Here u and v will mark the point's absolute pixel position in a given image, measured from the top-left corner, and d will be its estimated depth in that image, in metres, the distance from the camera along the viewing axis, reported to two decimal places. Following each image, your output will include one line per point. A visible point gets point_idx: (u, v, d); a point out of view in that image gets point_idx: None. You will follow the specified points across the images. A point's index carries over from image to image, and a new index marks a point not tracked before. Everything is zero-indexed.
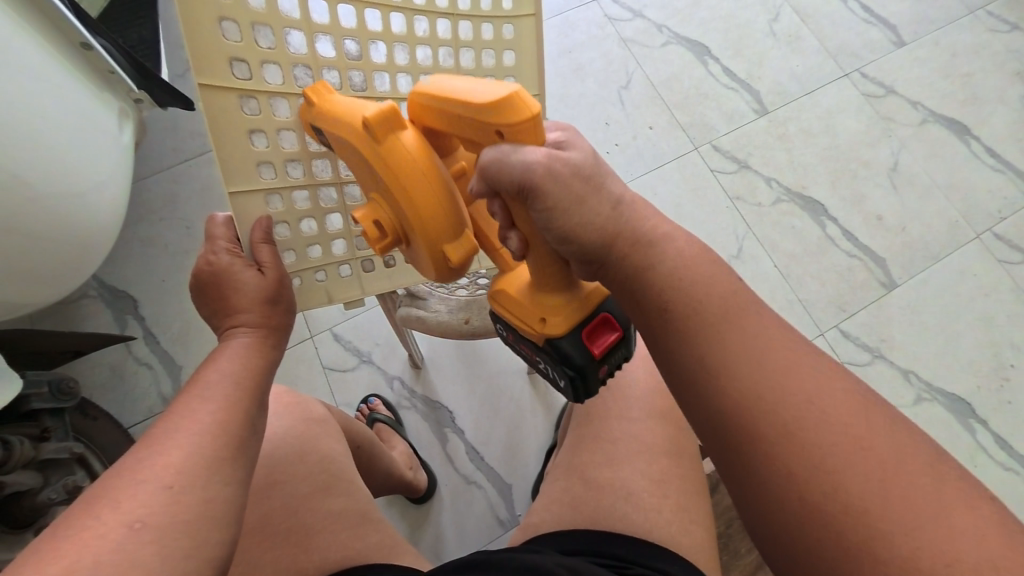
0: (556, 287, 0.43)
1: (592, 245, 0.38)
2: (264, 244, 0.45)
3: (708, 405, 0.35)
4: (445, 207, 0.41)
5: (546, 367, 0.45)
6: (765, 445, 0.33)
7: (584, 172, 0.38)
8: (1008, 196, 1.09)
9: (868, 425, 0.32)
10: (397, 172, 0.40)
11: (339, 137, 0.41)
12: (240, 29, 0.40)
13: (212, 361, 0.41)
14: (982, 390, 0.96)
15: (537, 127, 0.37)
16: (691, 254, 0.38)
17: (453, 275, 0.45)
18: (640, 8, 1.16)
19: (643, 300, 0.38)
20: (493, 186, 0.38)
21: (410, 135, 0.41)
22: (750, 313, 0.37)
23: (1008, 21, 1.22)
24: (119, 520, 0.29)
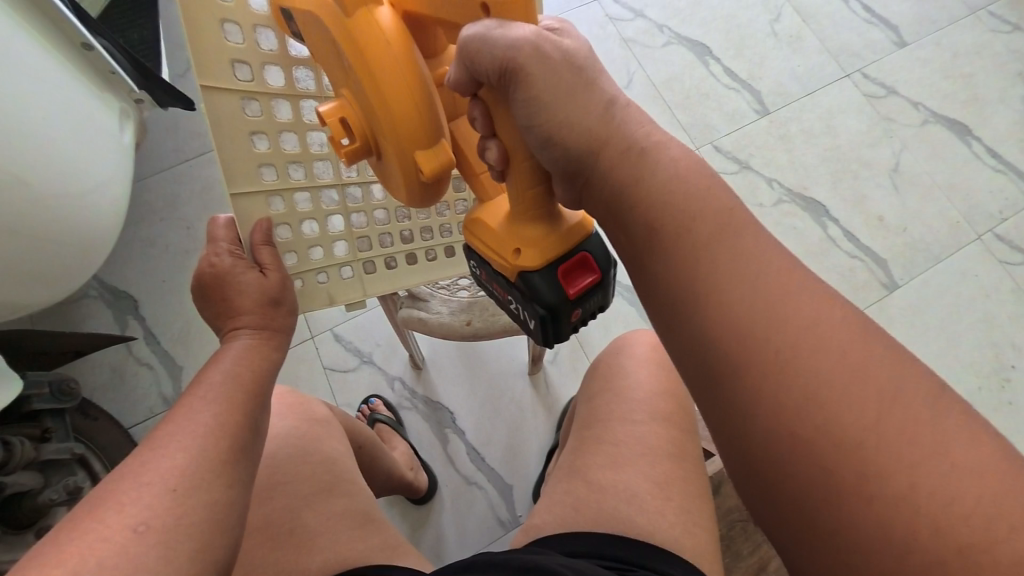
0: (536, 216, 0.44)
1: (575, 149, 0.39)
2: (265, 245, 0.45)
3: (697, 335, 0.34)
4: (418, 102, 0.40)
5: (516, 307, 0.45)
6: (756, 375, 0.32)
7: (574, 65, 0.38)
8: (1009, 196, 1.09)
9: (866, 351, 0.31)
10: (367, 51, 0.38)
11: (310, 15, 0.38)
12: (242, 32, 0.41)
13: (215, 362, 0.41)
14: (983, 391, 0.96)
15: (525, 7, 0.37)
16: (683, 175, 0.37)
17: (428, 190, 0.44)
18: (641, 8, 1.16)
19: (629, 221, 0.38)
20: (475, 74, 0.38)
21: (387, 14, 0.39)
22: (745, 238, 0.35)
23: (1008, 21, 1.22)
24: (124, 523, 0.29)
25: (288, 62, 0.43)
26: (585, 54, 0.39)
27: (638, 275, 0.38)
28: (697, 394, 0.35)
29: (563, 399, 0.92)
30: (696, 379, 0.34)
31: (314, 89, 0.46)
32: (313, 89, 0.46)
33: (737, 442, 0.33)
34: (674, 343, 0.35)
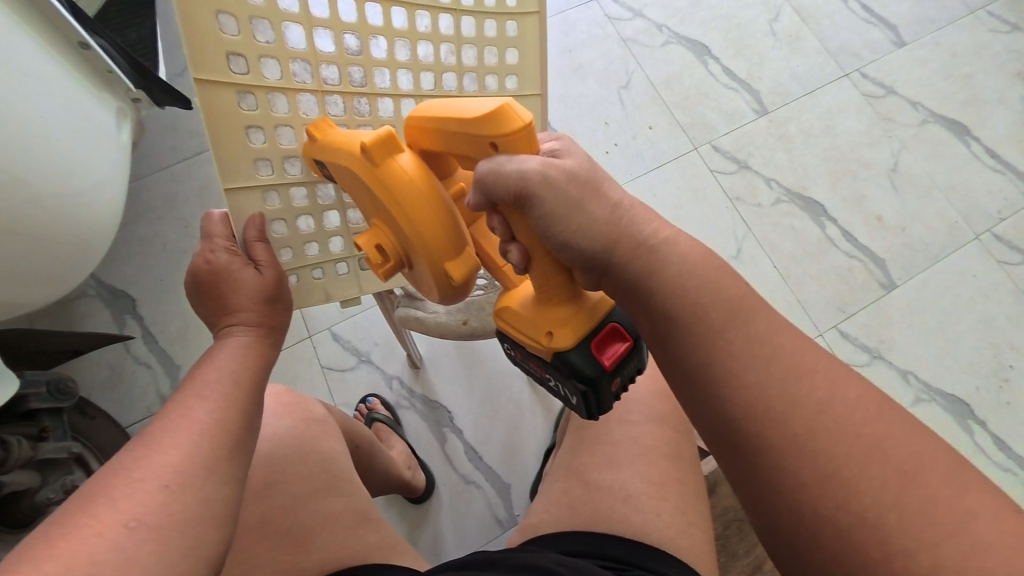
0: (561, 294, 0.41)
1: (593, 249, 0.38)
2: (260, 242, 0.45)
3: (722, 415, 0.35)
4: (445, 228, 0.42)
5: (557, 385, 0.42)
6: (779, 455, 0.33)
7: (580, 177, 0.38)
8: (1007, 196, 1.09)
9: (881, 433, 0.33)
10: (397, 194, 0.41)
11: (341, 165, 0.42)
12: (238, 23, 0.40)
13: (210, 359, 0.41)
14: (981, 391, 0.96)
15: (530, 136, 0.37)
16: (694, 263, 0.38)
17: (461, 293, 0.45)
18: (640, 8, 1.15)
19: (653, 309, 0.38)
20: (490, 198, 0.38)
21: (407, 159, 0.42)
22: (761, 319, 0.37)
23: (1008, 21, 1.22)
24: (116, 519, 0.29)
25: (285, 55, 0.42)
26: (590, 166, 0.39)
27: (664, 359, 0.39)
28: (726, 469, 0.37)
29: (562, 399, 0.92)
30: (722, 455, 0.36)
31: (312, 84, 0.44)
32: (311, 83, 0.44)
33: (770, 519, 0.34)
34: (699, 419, 0.37)
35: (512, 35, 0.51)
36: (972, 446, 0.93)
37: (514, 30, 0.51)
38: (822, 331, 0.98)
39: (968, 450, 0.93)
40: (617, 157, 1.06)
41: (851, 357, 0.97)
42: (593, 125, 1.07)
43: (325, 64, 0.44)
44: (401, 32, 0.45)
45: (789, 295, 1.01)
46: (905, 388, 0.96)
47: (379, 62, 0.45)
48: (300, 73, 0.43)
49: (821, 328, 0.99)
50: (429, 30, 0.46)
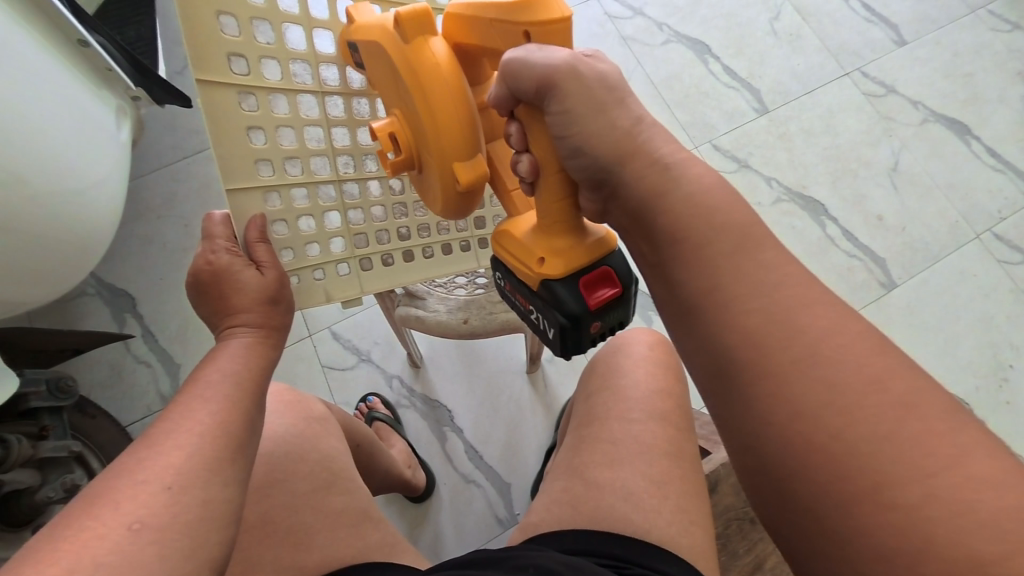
0: (562, 228, 0.44)
1: (604, 155, 0.40)
2: (261, 242, 0.45)
3: (715, 340, 0.36)
4: (461, 121, 0.42)
5: (538, 317, 0.44)
6: (775, 378, 0.33)
7: (607, 84, 0.40)
8: (1008, 196, 1.09)
9: (883, 364, 0.32)
10: (421, 76, 0.41)
11: (371, 44, 0.41)
12: (239, 25, 0.40)
13: (213, 360, 0.41)
14: (982, 390, 0.96)
15: (563, 32, 0.40)
16: (707, 189, 0.39)
17: (465, 200, 0.45)
18: (640, 6, 1.15)
19: (654, 230, 0.39)
20: (515, 92, 0.40)
21: (440, 43, 0.41)
22: (766, 251, 0.37)
23: (1008, 20, 1.22)
24: (119, 521, 0.29)
25: (286, 56, 0.43)
26: (616, 76, 0.41)
27: (659, 283, 0.40)
28: (715, 396, 0.36)
29: (562, 398, 0.92)
30: (712, 382, 0.36)
31: (313, 85, 0.45)
32: (312, 84, 0.45)
33: (753, 447, 0.34)
34: (692, 347, 0.37)
35: None
36: None
37: None
38: None
39: None
40: None
41: None
42: None
43: (325, 64, 0.46)
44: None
45: None
46: None
47: None
48: (300, 73, 0.44)
49: None
50: None
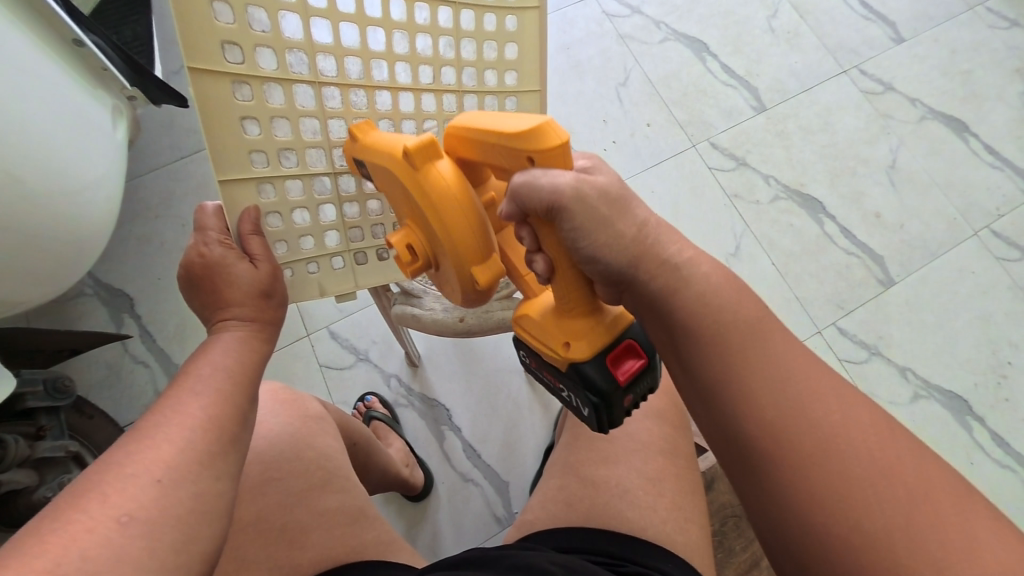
0: (583, 310, 0.42)
1: (618, 264, 0.38)
2: (254, 235, 0.45)
3: (733, 430, 0.36)
4: (474, 233, 0.41)
5: (569, 394, 0.44)
6: (791, 467, 0.33)
7: (612, 195, 0.38)
8: (1006, 193, 1.09)
9: (894, 453, 0.33)
10: (432, 198, 0.40)
11: (381, 168, 0.42)
12: (233, 12, 0.39)
13: (204, 354, 0.41)
14: (979, 387, 0.96)
15: (566, 154, 0.38)
16: (716, 286, 0.38)
17: (482, 297, 0.45)
18: (638, 4, 1.15)
19: (670, 321, 0.39)
20: (525, 209, 0.38)
21: (446, 164, 0.41)
22: (778, 340, 0.37)
23: (1007, 17, 1.22)
24: (107, 514, 0.29)
25: (282, 45, 0.41)
26: (619, 185, 0.39)
27: (678, 370, 0.40)
28: (735, 477, 0.37)
29: None
30: (733, 467, 0.36)
31: (309, 75, 0.43)
32: (308, 74, 0.43)
33: (775, 530, 0.34)
34: (711, 432, 0.37)
35: (511, 30, 0.50)
36: (969, 443, 0.93)
37: (514, 25, 0.50)
38: (819, 328, 0.98)
39: (965, 447, 0.92)
40: (614, 155, 1.06)
41: (849, 354, 0.97)
42: (590, 122, 1.07)
43: (323, 55, 0.43)
44: (400, 23, 0.45)
45: (788, 292, 1.00)
46: (903, 386, 0.96)
47: (376, 54, 0.45)
48: (296, 64, 0.43)
49: (819, 325, 0.99)
50: (428, 23, 0.46)
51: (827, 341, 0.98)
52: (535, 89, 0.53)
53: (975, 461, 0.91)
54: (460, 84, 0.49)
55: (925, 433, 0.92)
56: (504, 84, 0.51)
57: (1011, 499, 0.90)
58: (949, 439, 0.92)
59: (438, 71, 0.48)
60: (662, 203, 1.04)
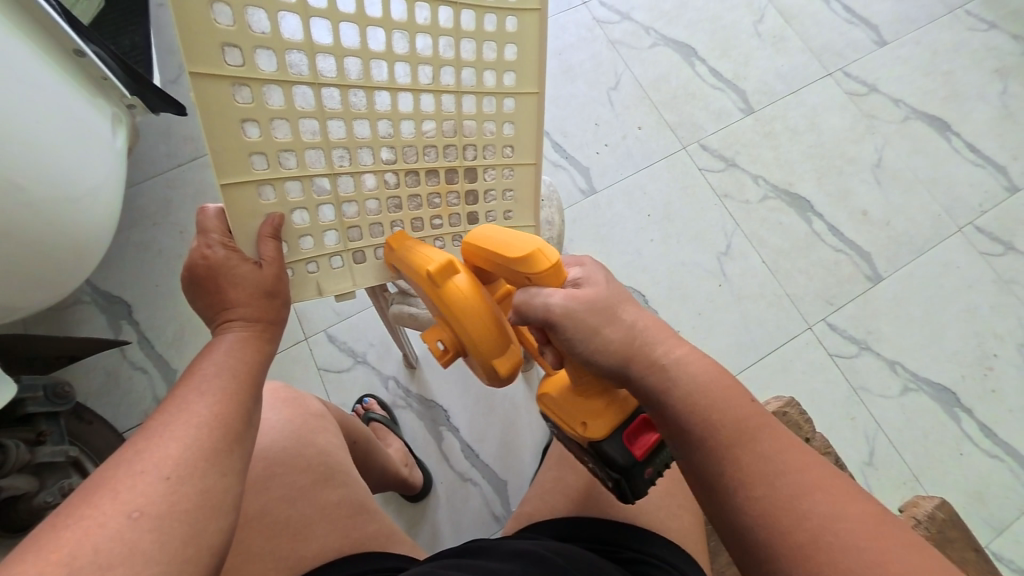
0: (596, 391, 0.45)
1: (611, 365, 0.42)
2: (271, 238, 0.47)
3: (734, 519, 0.36)
4: (490, 330, 0.48)
5: (593, 467, 0.46)
6: (789, 561, 0.33)
7: (598, 306, 0.42)
8: (989, 190, 1.12)
9: (887, 547, 0.32)
10: (453, 310, 0.48)
11: (413, 282, 0.50)
12: (233, 14, 0.40)
13: (209, 354, 0.42)
14: (967, 379, 0.98)
15: (558, 271, 0.44)
16: (705, 383, 0.40)
17: (505, 385, 0.51)
18: (627, 10, 1.18)
19: (666, 415, 0.40)
20: (525, 318, 0.44)
21: (463, 278, 0.49)
22: (767, 435, 0.38)
23: (986, 19, 1.25)
24: (118, 509, 0.30)
25: (281, 46, 0.42)
26: (605, 293, 0.43)
27: (681, 458, 0.40)
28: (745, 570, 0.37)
29: None
30: (739, 552, 0.37)
31: (308, 76, 0.43)
32: (307, 75, 0.43)
33: None
34: (718, 519, 0.38)
35: (512, 31, 0.49)
36: (958, 433, 0.94)
37: (514, 26, 0.49)
38: (810, 324, 1.00)
39: (954, 438, 0.94)
40: (606, 157, 1.08)
41: (840, 349, 0.99)
42: (583, 125, 1.10)
43: (322, 55, 0.43)
44: (399, 23, 0.45)
45: (778, 289, 1.02)
46: (893, 379, 0.97)
47: (375, 54, 0.45)
48: (295, 64, 0.43)
49: (809, 321, 1.01)
50: (428, 23, 0.46)
51: (817, 336, 0.99)
52: (534, 92, 0.53)
53: (964, 452, 0.93)
54: (459, 84, 0.50)
55: (914, 425, 0.94)
56: (502, 85, 0.52)
57: (1001, 488, 0.92)
58: (938, 430, 0.94)
59: (438, 71, 0.48)
60: (654, 204, 1.06)
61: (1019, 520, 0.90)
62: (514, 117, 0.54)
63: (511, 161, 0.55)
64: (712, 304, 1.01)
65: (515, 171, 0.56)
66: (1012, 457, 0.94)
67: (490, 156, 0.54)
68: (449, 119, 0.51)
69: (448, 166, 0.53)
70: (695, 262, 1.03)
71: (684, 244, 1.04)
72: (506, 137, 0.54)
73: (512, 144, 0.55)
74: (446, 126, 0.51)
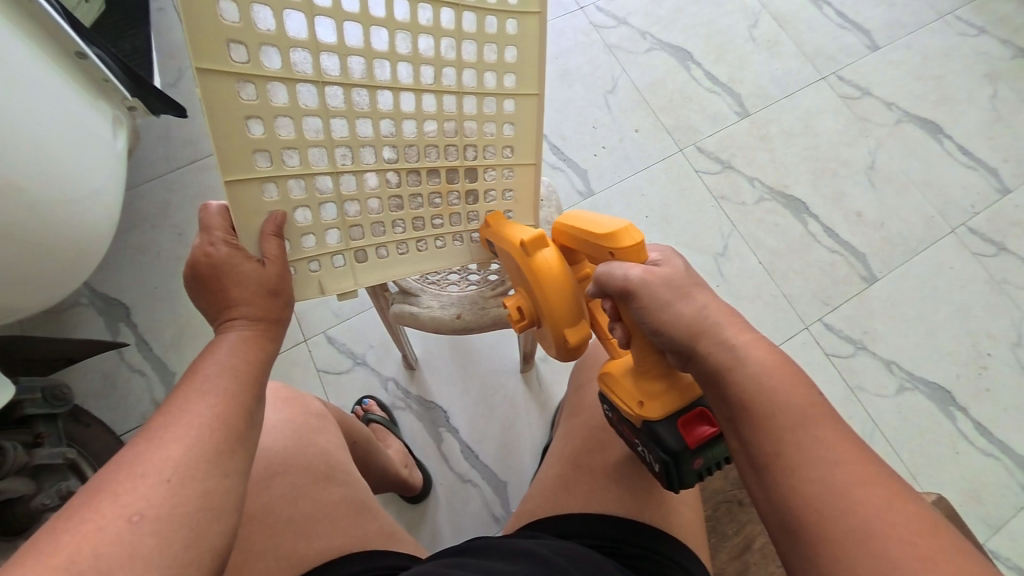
0: (657, 373, 0.47)
1: (679, 338, 0.42)
2: (274, 237, 0.47)
3: (779, 500, 0.36)
4: (568, 303, 0.51)
5: (642, 450, 0.47)
6: (837, 545, 0.33)
7: (676, 283, 0.44)
8: (980, 192, 1.13)
9: (943, 549, 0.31)
10: (536, 279, 0.51)
11: (504, 252, 0.54)
12: (238, 11, 0.40)
13: (210, 353, 0.42)
14: (961, 379, 0.99)
15: (640, 250, 0.47)
16: (772, 366, 0.39)
17: (569, 355, 0.54)
18: (624, 15, 1.19)
19: (727, 393, 0.40)
20: (605, 287, 0.46)
21: (550, 253, 0.52)
22: (828, 424, 0.37)
23: (975, 25, 1.27)
24: (119, 513, 0.30)
25: (285, 44, 0.42)
26: (683, 275, 0.45)
27: (733, 436, 0.41)
28: (784, 554, 0.36)
29: (556, 397, 0.93)
30: (780, 535, 0.36)
31: (312, 74, 0.44)
32: (311, 74, 0.44)
33: None
34: (761, 499, 0.38)
35: (513, 33, 0.50)
36: (953, 432, 0.95)
37: (515, 28, 0.50)
38: (806, 324, 1.01)
39: (950, 437, 0.95)
40: (603, 160, 1.09)
41: (836, 349, 1.00)
42: (580, 128, 1.11)
43: (326, 54, 0.44)
44: (403, 24, 0.45)
45: (774, 290, 1.03)
46: (888, 379, 0.98)
47: (379, 53, 0.45)
48: (300, 62, 0.43)
49: (806, 321, 1.02)
50: (431, 23, 0.46)
51: (813, 336, 1.00)
52: (534, 94, 0.53)
53: (960, 451, 0.93)
54: (460, 85, 0.50)
55: (909, 424, 0.95)
56: (503, 86, 0.52)
57: (996, 486, 0.93)
58: (933, 429, 0.95)
59: (440, 71, 0.49)
60: (651, 206, 1.07)
61: (1015, 518, 0.91)
62: (515, 118, 0.54)
63: (512, 162, 0.56)
64: None
65: (515, 171, 0.57)
66: (1007, 455, 0.94)
67: (491, 156, 0.55)
68: (451, 119, 0.51)
69: (449, 165, 0.54)
70: (693, 263, 1.04)
71: (681, 246, 1.05)
72: (507, 138, 0.55)
73: (512, 145, 0.55)
74: (448, 126, 0.52)
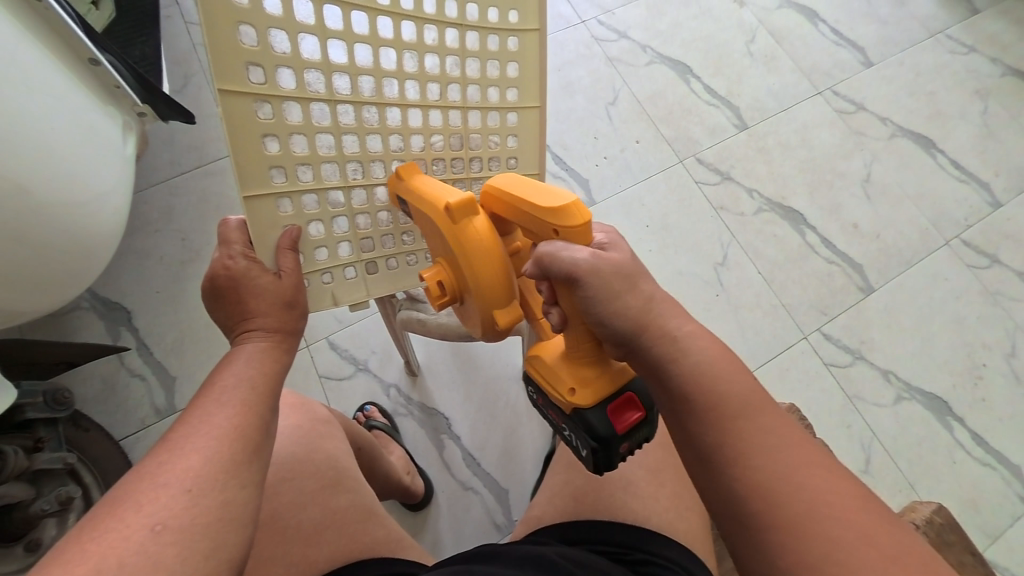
0: (588, 360, 0.46)
1: (624, 331, 0.43)
2: (290, 250, 0.48)
3: (729, 492, 0.38)
4: (500, 274, 0.48)
5: (570, 434, 0.47)
6: (782, 532, 0.35)
7: (623, 273, 0.43)
8: (973, 205, 1.16)
9: (873, 523, 0.35)
10: (468, 249, 0.47)
11: (423, 213, 0.48)
12: (257, 34, 0.41)
13: (228, 363, 0.42)
14: (959, 388, 1.00)
15: (587, 230, 0.44)
16: (713, 360, 0.42)
17: (499, 333, 0.52)
18: (624, 29, 1.22)
19: (669, 386, 0.42)
20: (548, 273, 0.43)
21: (482, 221, 0.47)
22: (767, 412, 0.40)
23: (966, 43, 1.31)
24: (141, 522, 0.30)
25: (300, 64, 0.43)
26: (630, 262, 0.44)
27: (675, 427, 0.42)
28: (732, 543, 0.38)
29: None
30: (729, 526, 0.38)
31: (325, 93, 0.45)
32: (324, 93, 0.45)
33: None
34: (708, 492, 0.39)
35: (514, 49, 0.52)
36: (951, 442, 0.96)
37: (516, 45, 0.52)
38: (805, 334, 1.02)
39: (948, 447, 0.96)
40: (605, 170, 1.11)
41: (835, 358, 1.01)
42: (582, 138, 1.12)
43: (338, 73, 0.45)
44: (410, 44, 0.46)
45: (773, 299, 1.05)
46: (886, 388, 0.99)
47: (388, 72, 0.47)
48: (313, 82, 0.44)
49: (804, 331, 1.03)
50: (437, 43, 0.48)
51: (813, 346, 1.01)
52: (536, 106, 0.55)
53: (957, 460, 0.95)
54: (465, 100, 0.51)
55: (907, 433, 0.96)
56: (506, 100, 0.53)
57: (993, 496, 0.94)
58: (931, 438, 0.96)
59: (445, 88, 0.50)
60: (652, 215, 1.09)
61: (1013, 527, 0.92)
62: (518, 131, 0.55)
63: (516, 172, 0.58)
64: (709, 313, 1.02)
65: None
66: (1004, 465, 0.96)
67: (496, 167, 0.56)
68: (457, 134, 0.53)
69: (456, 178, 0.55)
70: (693, 272, 1.05)
71: (682, 255, 1.06)
72: (511, 149, 0.56)
73: (516, 155, 0.57)
74: (453, 140, 0.53)
